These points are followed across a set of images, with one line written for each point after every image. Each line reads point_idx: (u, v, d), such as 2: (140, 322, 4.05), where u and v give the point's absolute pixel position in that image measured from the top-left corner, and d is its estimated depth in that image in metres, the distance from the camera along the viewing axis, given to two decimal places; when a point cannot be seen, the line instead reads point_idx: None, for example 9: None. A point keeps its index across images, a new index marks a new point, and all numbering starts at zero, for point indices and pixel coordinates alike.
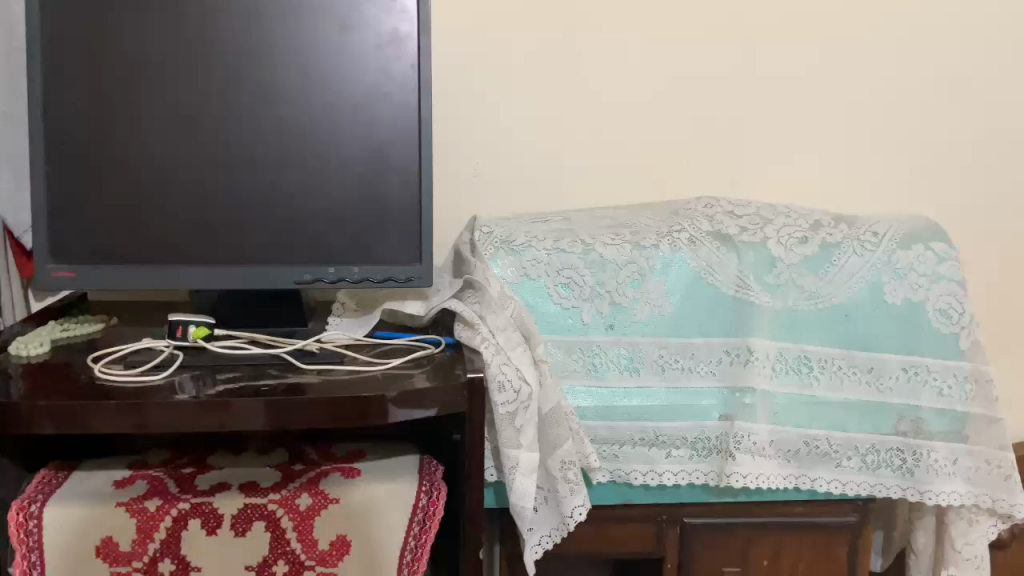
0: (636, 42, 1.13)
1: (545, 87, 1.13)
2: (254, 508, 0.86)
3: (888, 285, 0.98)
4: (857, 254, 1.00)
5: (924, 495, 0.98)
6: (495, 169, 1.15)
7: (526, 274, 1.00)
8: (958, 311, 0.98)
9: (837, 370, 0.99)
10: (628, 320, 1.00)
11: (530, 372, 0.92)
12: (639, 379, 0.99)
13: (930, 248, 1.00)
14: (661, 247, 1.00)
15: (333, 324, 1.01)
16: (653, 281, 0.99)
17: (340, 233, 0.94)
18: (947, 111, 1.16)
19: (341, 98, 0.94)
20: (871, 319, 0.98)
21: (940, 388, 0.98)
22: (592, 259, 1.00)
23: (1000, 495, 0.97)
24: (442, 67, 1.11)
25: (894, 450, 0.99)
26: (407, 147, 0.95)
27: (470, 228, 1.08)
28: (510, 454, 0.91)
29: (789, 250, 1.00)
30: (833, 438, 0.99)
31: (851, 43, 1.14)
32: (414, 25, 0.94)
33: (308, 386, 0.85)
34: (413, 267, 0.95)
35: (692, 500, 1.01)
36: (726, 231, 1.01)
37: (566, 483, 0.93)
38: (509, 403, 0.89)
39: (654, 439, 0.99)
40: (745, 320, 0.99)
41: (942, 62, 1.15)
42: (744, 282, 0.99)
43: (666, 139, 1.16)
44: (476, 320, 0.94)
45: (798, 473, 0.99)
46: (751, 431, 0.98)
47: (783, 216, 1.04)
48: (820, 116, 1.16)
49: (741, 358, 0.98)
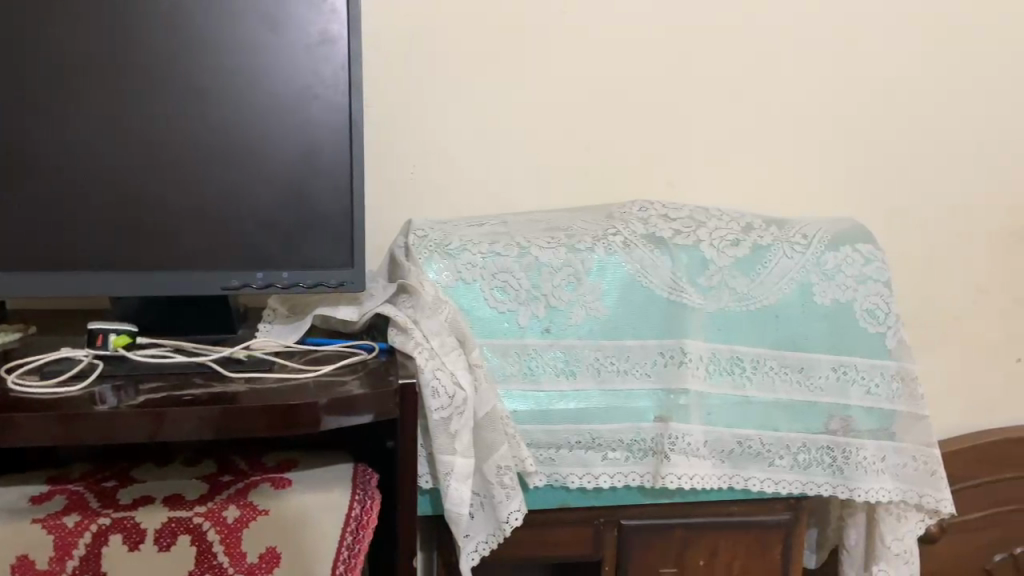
0: (573, 45, 1.13)
1: (481, 89, 1.13)
2: (178, 522, 0.83)
3: (818, 285, 1.00)
4: (788, 255, 1.01)
5: (854, 492, 1.00)
6: (432, 171, 1.14)
7: (461, 278, 0.99)
8: (884, 311, 1.00)
9: (770, 370, 1.00)
10: (564, 323, 1.00)
11: (465, 377, 0.90)
12: (575, 382, 0.99)
13: (857, 250, 1.02)
14: (596, 250, 1.00)
15: (264, 330, 0.98)
16: (588, 283, 0.99)
17: (269, 237, 0.92)
18: (875, 114, 1.19)
19: (269, 99, 0.92)
20: (801, 319, 1.00)
21: (868, 387, 1.00)
22: (528, 262, 0.99)
23: (927, 491, 1.00)
24: (377, 68, 1.10)
25: (824, 448, 1.00)
26: (337, 149, 0.93)
27: (405, 231, 1.07)
28: (445, 460, 0.89)
29: (722, 252, 1.01)
30: (765, 438, 1.00)
31: (782, 46, 1.16)
32: (345, 25, 0.92)
33: (235, 395, 0.82)
34: (345, 272, 0.93)
35: (628, 502, 1.01)
36: (660, 234, 1.02)
37: (502, 488, 0.92)
38: (443, 409, 0.88)
39: (592, 442, 0.99)
40: (679, 322, 0.99)
41: (870, 67, 1.18)
42: (678, 283, 1.00)
43: (603, 141, 1.16)
44: (409, 324, 0.92)
45: (732, 473, 1.00)
46: (685, 433, 0.98)
47: (715, 218, 1.06)
48: (753, 119, 1.18)
49: (676, 359, 0.99)
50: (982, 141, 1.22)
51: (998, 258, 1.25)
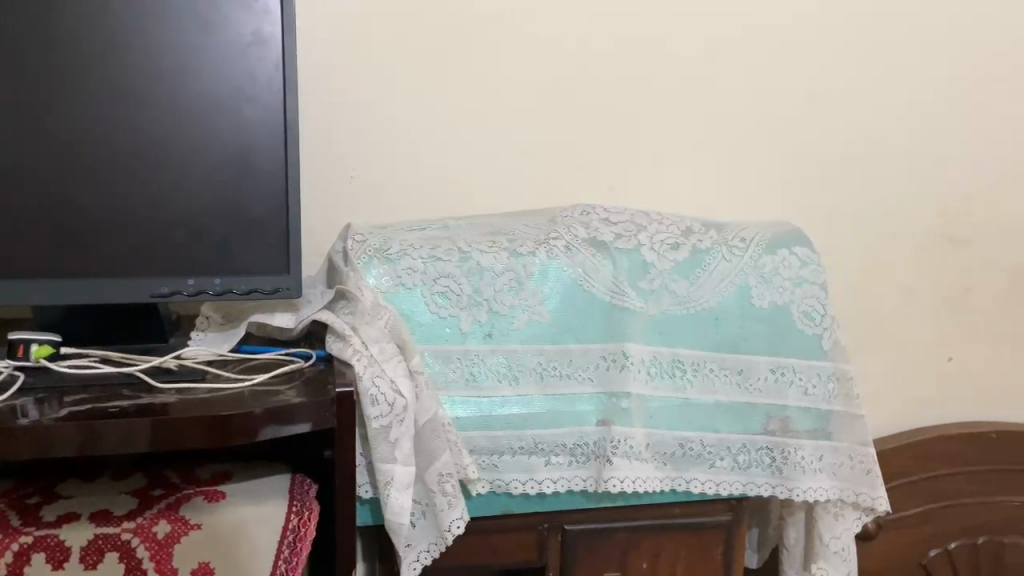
0: (512, 47, 1.13)
1: (420, 91, 1.12)
2: (105, 539, 0.80)
3: (755, 289, 1.01)
4: (726, 258, 1.03)
5: (793, 492, 1.01)
6: (372, 174, 1.12)
7: (401, 283, 0.97)
8: (820, 312, 1.02)
9: (710, 372, 1.01)
10: (507, 329, 0.99)
11: (405, 384, 0.89)
12: (518, 388, 0.98)
13: (793, 254, 1.03)
14: (538, 254, 1.00)
15: (196, 339, 0.96)
16: (530, 288, 0.99)
17: (200, 243, 0.89)
18: (811, 119, 1.21)
19: (200, 101, 0.89)
20: (739, 321, 1.01)
21: (806, 387, 1.02)
22: (470, 266, 0.99)
23: (863, 489, 1.02)
24: (316, 68, 1.09)
25: (763, 449, 1.02)
26: (272, 153, 0.91)
27: (343, 236, 1.05)
28: (385, 469, 0.88)
29: (662, 256, 1.02)
30: (706, 439, 1.01)
31: (720, 51, 1.18)
32: (278, 26, 0.90)
33: (166, 406, 0.79)
34: (280, 277, 0.91)
35: (572, 507, 1.01)
36: (601, 237, 1.02)
37: (444, 496, 0.91)
38: (383, 416, 0.86)
39: (534, 447, 0.98)
40: (620, 325, 1.00)
41: (806, 72, 1.20)
42: (619, 287, 1.00)
43: (544, 144, 1.16)
44: (348, 331, 0.91)
45: (673, 475, 1.00)
46: (627, 436, 0.99)
47: (655, 222, 1.06)
48: (692, 123, 1.19)
49: (617, 363, 0.99)
50: (914, 145, 1.25)
51: (930, 260, 1.28)
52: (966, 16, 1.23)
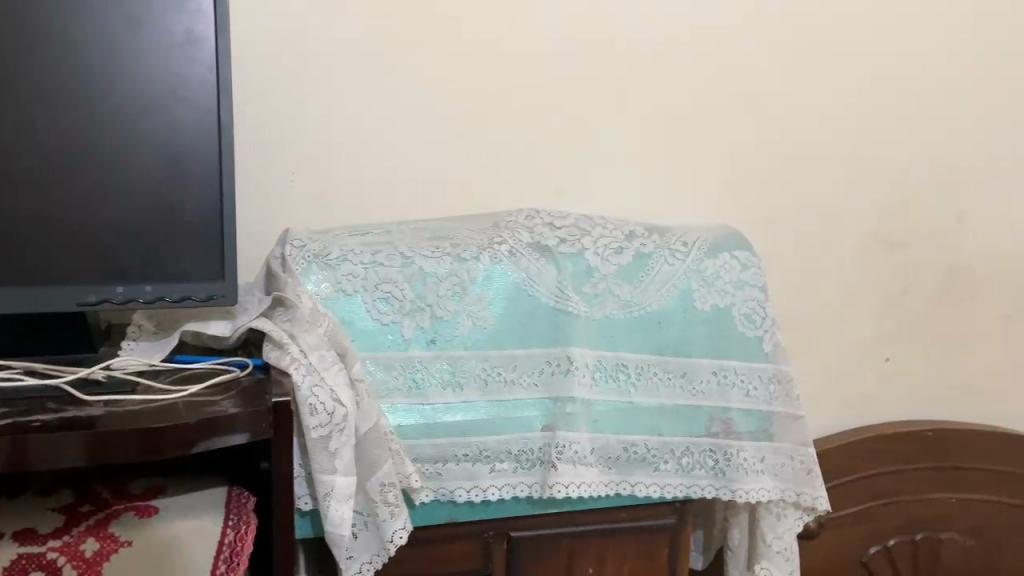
0: (454, 50, 1.12)
1: (360, 93, 1.10)
2: (30, 559, 0.77)
3: (697, 292, 1.02)
4: (669, 261, 1.03)
5: (736, 493, 1.02)
6: (312, 177, 1.11)
7: (341, 289, 0.95)
8: (760, 315, 1.04)
9: (653, 375, 1.02)
10: (450, 334, 0.98)
11: (346, 393, 0.87)
12: (462, 395, 0.97)
13: (734, 257, 1.05)
14: (481, 259, 0.99)
15: (126, 349, 0.92)
16: (474, 293, 0.98)
17: (129, 248, 0.86)
18: (753, 123, 1.22)
19: (130, 101, 0.86)
20: (682, 324, 1.02)
21: (747, 389, 1.03)
22: (412, 272, 0.97)
23: (803, 489, 1.03)
24: (252, 68, 1.06)
25: (707, 451, 1.02)
26: (207, 155, 0.88)
27: (281, 241, 1.02)
28: (325, 480, 0.86)
29: (606, 261, 1.02)
30: (650, 442, 1.01)
31: (662, 55, 1.18)
32: (211, 25, 0.88)
33: (93, 419, 0.76)
34: (212, 284, 0.88)
35: (517, 513, 1.00)
36: (546, 242, 1.01)
37: (386, 506, 0.89)
38: (322, 426, 0.84)
39: (479, 454, 0.97)
40: (565, 330, 0.99)
41: (748, 76, 1.21)
42: (563, 292, 1.00)
43: (488, 148, 1.15)
44: (285, 339, 0.88)
45: (619, 479, 1.00)
46: (572, 441, 0.98)
47: (599, 226, 1.06)
48: (636, 128, 1.19)
49: (562, 368, 0.99)
50: (852, 149, 1.27)
51: (868, 263, 1.31)
52: (903, 23, 1.26)
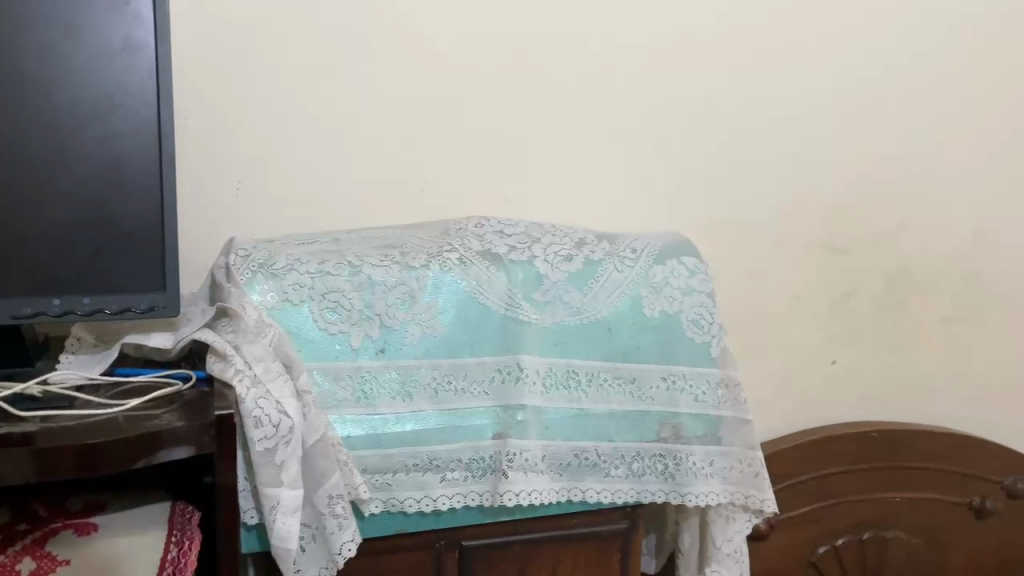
0: (402, 60, 1.11)
1: (307, 103, 1.09)
2: None
3: (646, 298, 1.03)
4: (618, 268, 1.04)
5: (685, 497, 1.03)
6: (258, 185, 1.10)
7: (287, 299, 0.94)
8: (708, 320, 1.04)
9: (603, 382, 1.02)
10: (399, 343, 0.97)
11: (292, 405, 0.86)
12: (411, 404, 0.97)
13: (682, 263, 1.06)
14: (431, 268, 0.98)
15: (64, 362, 0.90)
16: (423, 302, 0.97)
17: (66, 259, 0.84)
18: (702, 132, 1.23)
19: (66, 109, 0.84)
20: (631, 331, 1.02)
21: (696, 394, 1.04)
22: (360, 280, 0.96)
23: (752, 491, 1.04)
24: (194, 76, 1.05)
25: (657, 455, 1.03)
26: (147, 165, 0.86)
27: (226, 251, 1.00)
28: (270, 493, 0.84)
29: (556, 268, 1.02)
30: (601, 448, 1.01)
31: (613, 64, 1.18)
32: (151, 32, 0.86)
33: (28, 435, 0.74)
34: (155, 295, 0.87)
35: (468, 523, 0.99)
36: (495, 250, 1.01)
37: (334, 519, 0.88)
38: (267, 439, 0.83)
39: (429, 464, 0.96)
40: (515, 337, 0.99)
41: (695, 86, 1.22)
42: (513, 299, 1.00)
43: (437, 157, 1.15)
44: (229, 350, 0.86)
45: (570, 486, 1.00)
46: (523, 448, 0.98)
47: (549, 234, 1.07)
48: (585, 136, 1.19)
49: (512, 376, 0.99)
50: (799, 159, 1.29)
51: (813, 267, 1.33)
52: (851, 32, 1.27)
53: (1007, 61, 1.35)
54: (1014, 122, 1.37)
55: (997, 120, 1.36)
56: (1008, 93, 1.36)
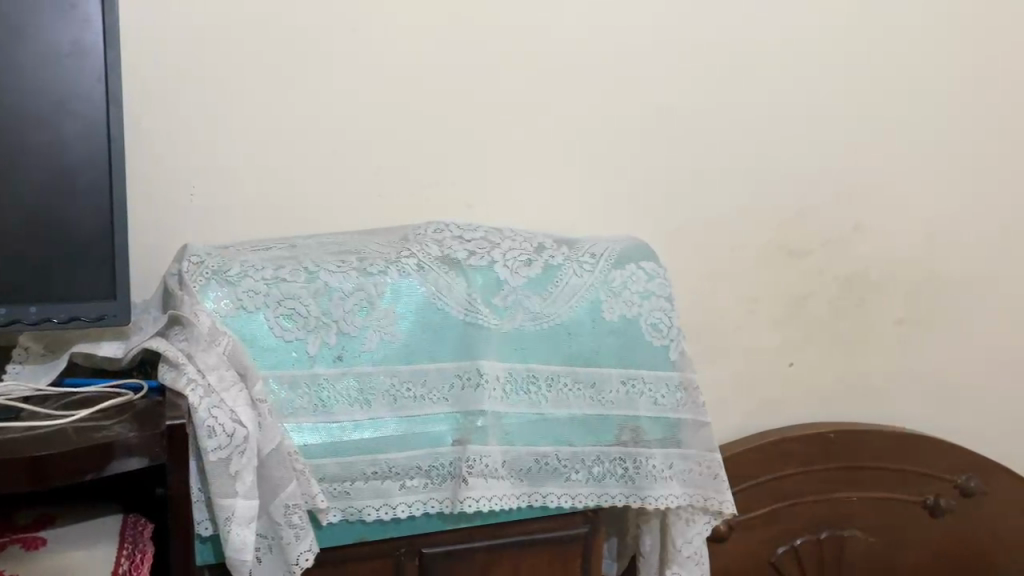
0: (359, 66, 1.10)
1: (263, 109, 1.08)
2: None
3: (605, 302, 1.03)
4: (577, 273, 1.04)
5: (645, 500, 1.04)
6: (214, 191, 1.08)
7: (242, 306, 0.93)
8: (667, 324, 1.05)
9: (564, 386, 1.02)
10: (357, 350, 0.96)
11: (247, 413, 0.84)
12: (369, 411, 0.96)
13: (640, 268, 1.07)
14: (389, 273, 0.98)
15: (11, 373, 0.88)
16: (382, 307, 0.97)
17: (12, 267, 0.82)
18: (660, 138, 1.25)
19: (12, 114, 0.82)
20: (591, 335, 1.03)
21: (655, 397, 1.05)
22: (317, 287, 0.95)
23: (711, 493, 1.05)
24: (147, 81, 1.03)
25: (617, 459, 1.04)
26: (95, 170, 0.84)
27: (179, 258, 0.99)
28: (225, 504, 0.83)
29: (515, 273, 1.02)
30: (561, 453, 1.02)
31: (572, 71, 1.18)
32: (101, 35, 0.84)
33: None
34: (105, 304, 0.85)
35: (428, 530, 0.99)
36: (454, 255, 1.01)
37: (291, 529, 0.87)
38: (221, 449, 0.82)
39: (388, 471, 0.96)
40: (474, 343, 0.99)
41: (653, 93, 1.23)
42: (473, 304, 0.99)
43: (395, 163, 1.14)
44: (181, 359, 0.85)
45: (530, 491, 1.00)
46: (482, 454, 0.98)
47: (508, 239, 1.07)
48: (544, 143, 1.20)
49: (472, 381, 0.98)
50: (755, 165, 1.31)
51: (770, 272, 1.35)
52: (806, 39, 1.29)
53: (958, 71, 1.37)
54: (963, 130, 1.40)
55: (948, 127, 1.39)
56: (958, 101, 1.39)
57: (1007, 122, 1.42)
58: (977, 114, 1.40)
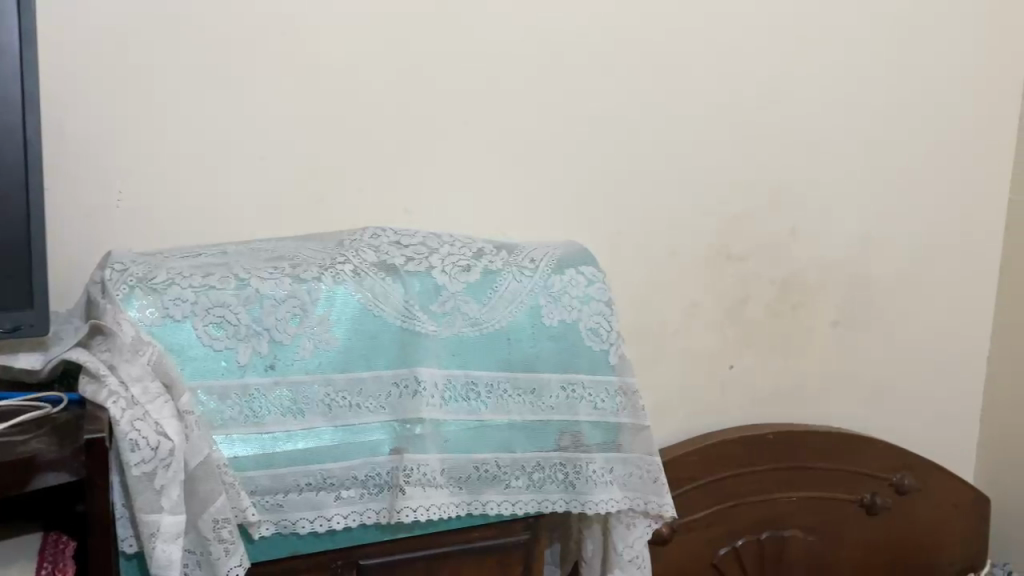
0: (292, 67, 1.08)
1: (193, 111, 1.05)
2: None
3: (545, 307, 1.03)
4: (516, 279, 1.04)
5: (586, 506, 1.03)
6: (142, 194, 1.05)
7: (168, 315, 0.90)
8: (606, 329, 1.05)
9: (503, 393, 1.01)
10: (290, 359, 0.94)
11: (172, 426, 0.82)
12: (304, 422, 0.94)
13: (580, 273, 1.06)
14: (323, 280, 0.95)
15: None
16: (316, 315, 0.95)
17: None
18: (600, 143, 1.25)
19: None
20: (531, 340, 1.02)
21: (595, 402, 1.04)
22: (248, 294, 0.93)
23: (651, 497, 1.06)
24: (63, 83, 1.00)
25: (557, 465, 1.03)
26: (11, 174, 0.81)
27: (102, 265, 0.95)
28: (150, 520, 0.80)
29: (453, 278, 1.01)
30: (500, 460, 1.01)
31: (511, 74, 1.18)
32: (17, 34, 0.80)
33: None
34: (22, 313, 0.82)
35: (364, 541, 0.97)
36: (391, 261, 0.99)
37: (220, 543, 0.84)
38: (144, 462, 0.79)
39: (323, 483, 0.94)
40: (411, 350, 0.97)
41: (592, 97, 1.23)
42: (410, 311, 0.98)
43: (332, 167, 1.12)
44: (102, 371, 0.82)
45: (470, 499, 0.99)
46: (420, 463, 0.96)
47: (447, 245, 1.06)
48: (484, 146, 1.19)
49: (409, 389, 0.97)
50: (694, 169, 1.32)
51: (710, 276, 1.37)
52: (742, 45, 1.30)
53: (889, 77, 1.41)
54: (896, 134, 1.43)
55: (882, 131, 1.42)
56: (891, 105, 1.42)
57: (940, 125, 1.46)
58: (908, 118, 1.44)
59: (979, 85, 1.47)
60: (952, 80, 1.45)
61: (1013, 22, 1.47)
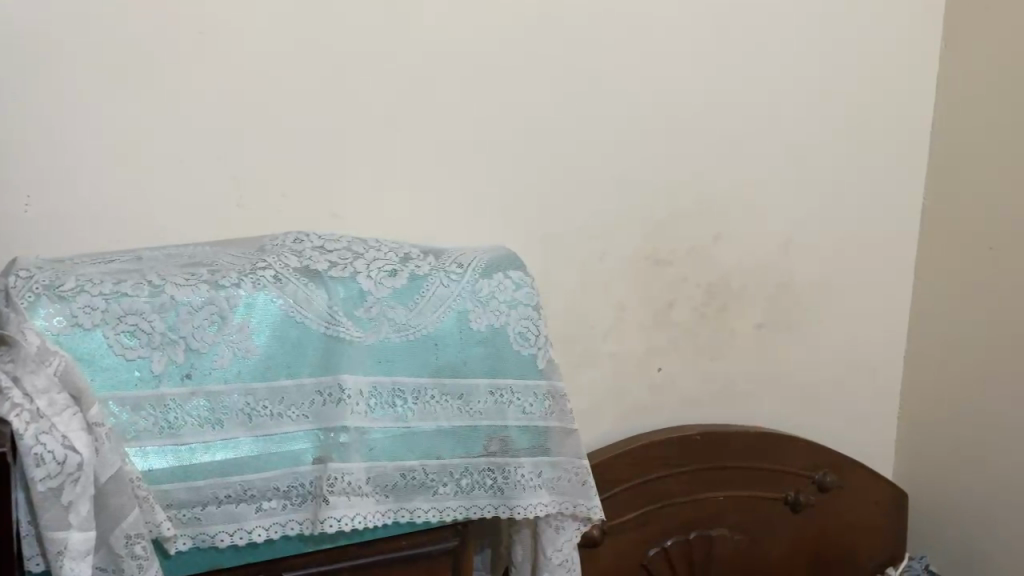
0: (210, 67, 1.06)
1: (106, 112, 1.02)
2: None
3: (472, 312, 1.02)
4: (443, 283, 1.03)
5: (514, 510, 1.03)
6: (51, 203, 1.02)
7: (77, 324, 0.87)
8: (534, 333, 1.05)
9: (430, 399, 1.00)
10: (208, 368, 0.91)
11: (81, 439, 0.78)
12: (223, 432, 0.91)
13: (507, 276, 1.06)
14: (243, 286, 0.93)
15: None
16: (235, 321, 0.92)
17: None
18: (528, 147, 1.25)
19: None
20: (458, 346, 1.01)
21: (523, 407, 1.04)
22: (163, 302, 0.90)
23: (580, 500, 1.06)
24: (17, 88, 0.98)
25: (484, 470, 1.03)
26: None
27: (7, 272, 0.91)
28: (57, 537, 0.77)
29: (379, 284, 0.99)
30: (428, 466, 1.00)
31: (438, 76, 1.17)
32: None
33: None
34: None
35: (287, 554, 0.96)
36: (314, 266, 0.97)
37: (133, 560, 0.81)
38: (50, 478, 0.76)
39: (243, 494, 0.92)
40: (335, 358, 0.96)
41: (519, 100, 1.23)
42: (334, 317, 0.96)
43: (254, 170, 1.10)
44: (5, 383, 0.77)
45: (396, 507, 0.98)
46: (344, 472, 0.95)
47: (373, 249, 1.04)
48: (411, 150, 1.18)
49: (333, 398, 0.95)
50: (621, 173, 1.33)
51: (638, 279, 1.39)
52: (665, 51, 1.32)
53: (808, 84, 1.45)
54: (816, 139, 1.48)
55: (802, 137, 1.46)
56: (810, 112, 1.46)
57: (857, 132, 1.51)
58: (827, 124, 1.48)
59: (893, 92, 1.52)
60: (867, 86, 1.50)
61: (924, 29, 1.52)
